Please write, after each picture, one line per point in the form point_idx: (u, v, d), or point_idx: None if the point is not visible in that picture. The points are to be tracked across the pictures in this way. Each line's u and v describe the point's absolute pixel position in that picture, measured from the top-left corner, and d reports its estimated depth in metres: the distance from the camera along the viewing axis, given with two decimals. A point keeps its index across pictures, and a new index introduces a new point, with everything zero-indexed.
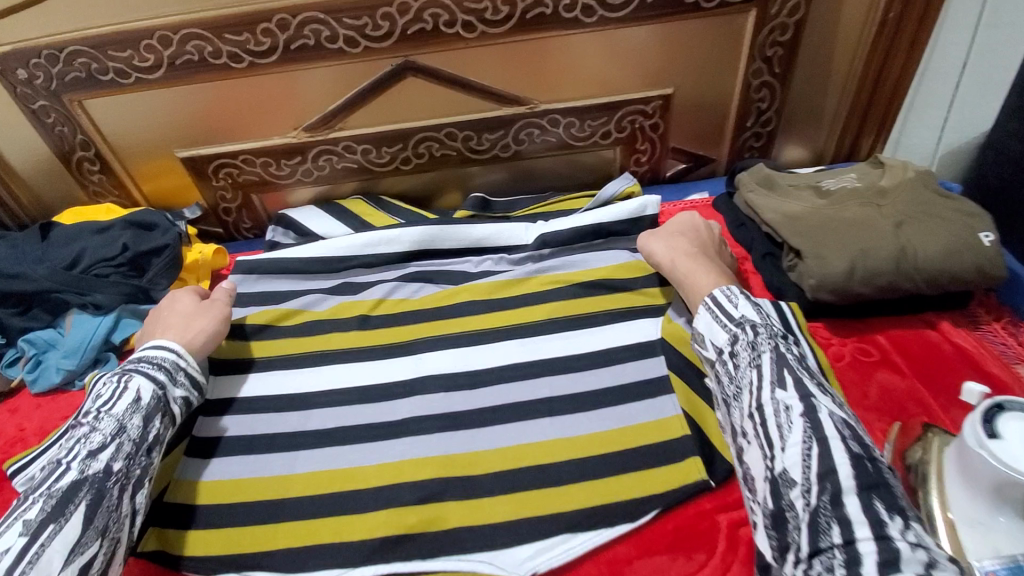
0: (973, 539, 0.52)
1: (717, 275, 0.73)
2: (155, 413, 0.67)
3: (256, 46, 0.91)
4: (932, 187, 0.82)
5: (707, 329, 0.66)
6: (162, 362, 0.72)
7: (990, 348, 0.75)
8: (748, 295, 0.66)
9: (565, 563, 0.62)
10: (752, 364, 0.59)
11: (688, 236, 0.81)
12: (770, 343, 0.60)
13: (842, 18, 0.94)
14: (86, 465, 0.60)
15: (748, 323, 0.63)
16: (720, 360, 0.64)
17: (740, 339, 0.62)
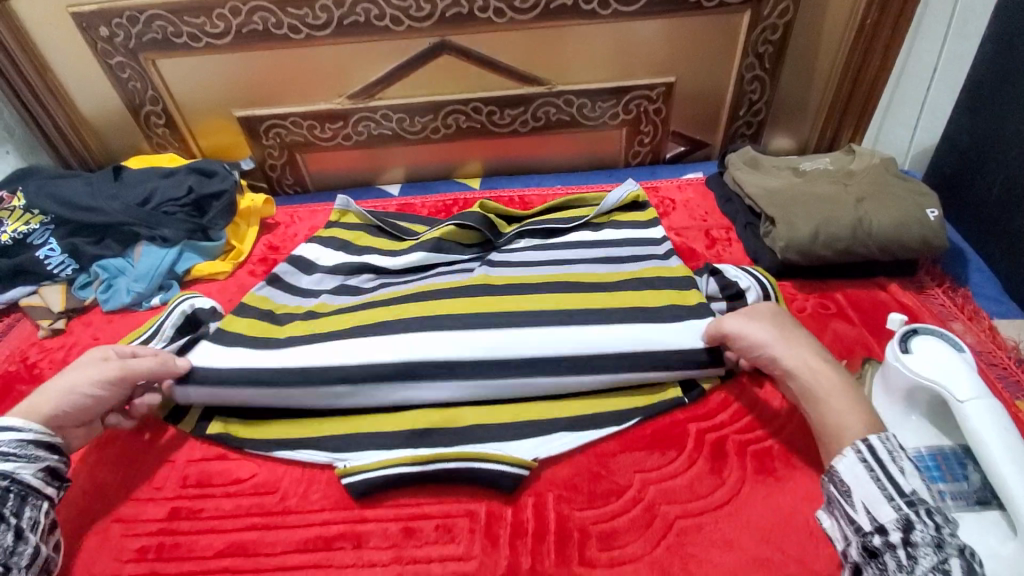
0: (889, 436, 0.66)
1: (861, 414, 0.61)
2: (2, 503, 0.60)
3: (314, 20, 1.04)
4: (893, 172, 0.95)
5: (860, 485, 0.55)
6: (1, 447, 0.62)
7: (930, 307, 0.88)
8: (914, 460, 0.55)
9: (563, 452, 0.75)
10: (935, 565, 0.49)
11: (789, 331, 0.70)
12: (957, 546, 0.50)
13: (827, 22, 1.07)
14: None
15: (920, 502, 0.52)
16: (885, 544, 0.52)
17: (918, 527, 0.51)
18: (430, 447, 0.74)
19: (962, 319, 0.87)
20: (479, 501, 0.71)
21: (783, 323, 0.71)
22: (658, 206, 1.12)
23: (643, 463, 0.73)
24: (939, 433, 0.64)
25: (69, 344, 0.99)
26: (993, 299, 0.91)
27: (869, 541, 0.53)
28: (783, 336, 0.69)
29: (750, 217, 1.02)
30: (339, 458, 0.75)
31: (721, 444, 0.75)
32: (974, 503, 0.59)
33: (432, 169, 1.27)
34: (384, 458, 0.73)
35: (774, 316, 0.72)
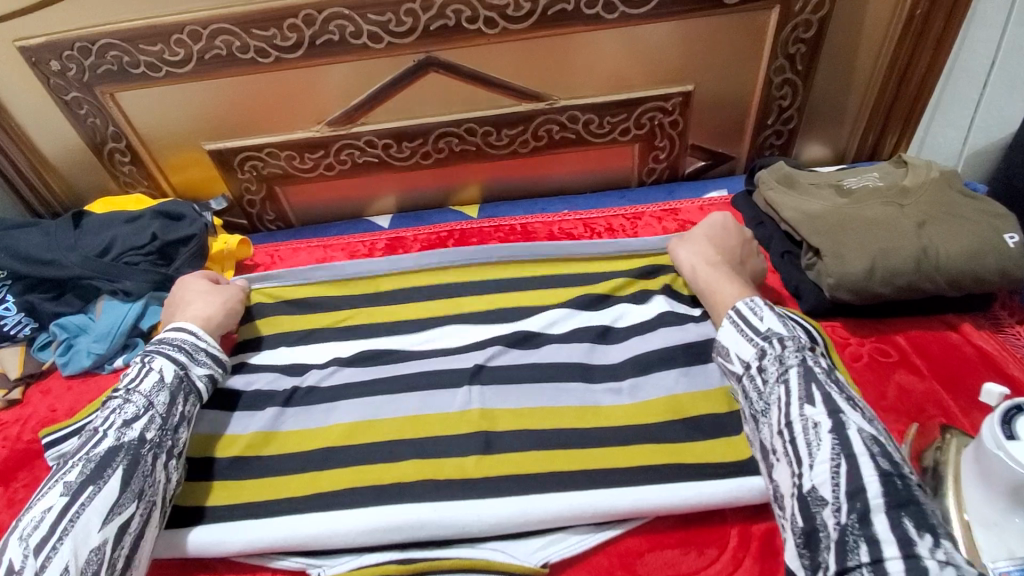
0: (986, 540, 0.53)
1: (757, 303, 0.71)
2: (179, 392, 0.67)
3: (283, 42, 0.93)
4: (956, 188, 0.81)
5: (732, 341, 0.64)
6: (182, 343, 0.72)
7: (1012, 351, 0.74)
8: (774, 309, 0.64)
9: (578, 554, 0.62)
10: (779, 378, 0.58)
11: (725, 243, 0.80)
12: (798, 356, 0.59)
13: (866, 18, 0.93)
14: (122, 432, 0.61)
15: (775, 335, 0.61)
16: (747, 374, 0.61)
17: (768, 352, 0.60)
18: (420, 551, 0.62)
19: None
20: None
21: (729, 234, 0.81)
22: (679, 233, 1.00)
23: (678, 565, 0.60)
24: None
25: (24, 417, 0.88)
26: None
27: (744, 372, 0.62)
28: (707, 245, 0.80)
29: (787, 245, 0.88)
30: (313, 564, 0.63)
31: (773, 541, 0.61)
32: None
33: (425, 195, 1.15)
34: (364, 564, 0.61)
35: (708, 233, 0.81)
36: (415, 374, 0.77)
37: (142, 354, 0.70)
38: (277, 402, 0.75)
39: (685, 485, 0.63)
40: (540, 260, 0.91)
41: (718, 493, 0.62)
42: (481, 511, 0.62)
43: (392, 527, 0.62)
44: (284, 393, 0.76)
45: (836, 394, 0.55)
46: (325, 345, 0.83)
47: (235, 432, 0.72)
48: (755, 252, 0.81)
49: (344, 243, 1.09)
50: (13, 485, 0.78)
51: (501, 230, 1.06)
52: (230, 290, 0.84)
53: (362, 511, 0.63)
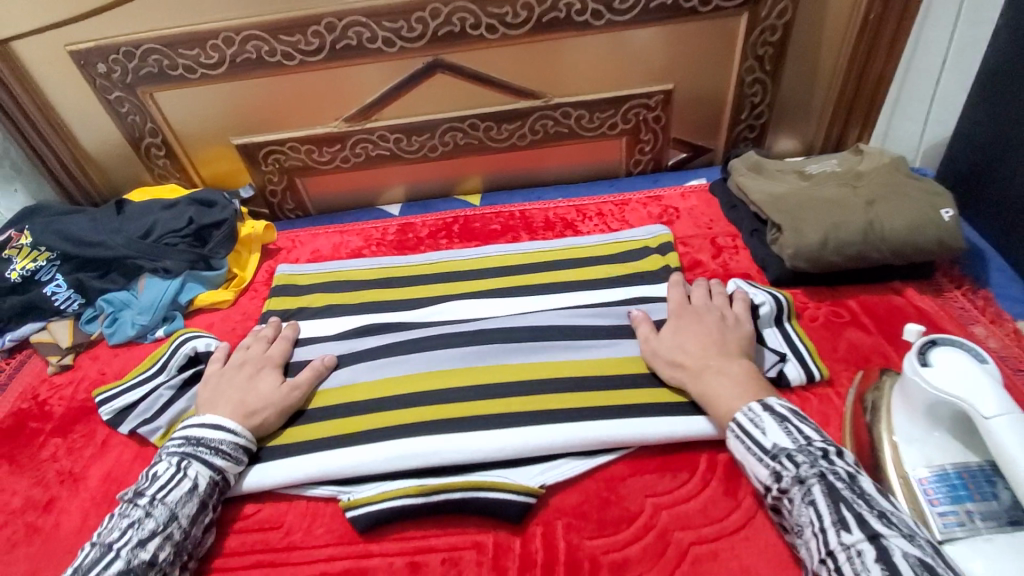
0: (910, 452, 0.63)
1: (744, 385, 0.68)
2: (204, 503, 0.67)
3: (307, 46, 1.04)
4: (903, 171, 0.92)
5: (745, 459, 0.63)
6: (220, 444, 0.70)
7: (949, 312, 0.85)
8: (776, 416, 0.62)
9: (569, 479, 0.72)
10: (805, 500, 0.56)
11: (695, 331, 0.76)
12: (816, 473, 0.57)
13: (826, 22, 1.05)
14: (134, 553, 0.59)
15: (784, 451, 0.60)
16: (773, 498, 0.59)
17: (784, 473, 0.58)
18: (434, 477, 0.72)
19: (984, 322, 0.83)
20: (486, 531, 0.69)
21: (695, 323, 0.77)
22: (661, 216, 1.11)
23: (655, 486, 0.71)
24: (965, 449, 0.61)
25: (75, 380, 0.98)
26: (1017, 300, 0.86)
27: (770, 496, 0.60)
28: (710, 347, 0.73)
29: (755, 224, 1.00)
30: (343, 490, 0.73)
31: (736, 465, 0.71)
32: (1006, 523, 0.56)
33: (432, 185, 1.26)
34: (387, 489, 0.71)
35: (677, 330, 0.77)
36: (426, 335, 0.88)
37: (171, 455, 0.68)
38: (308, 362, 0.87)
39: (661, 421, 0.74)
40: (531, 250, 1.04)
41: (689, 427, 0.73)
42: (486, 443, 0.72)
43: (411, 457, 0.72)
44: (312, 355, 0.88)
45: (866, 512, 0.53)
46: (343, 318, 0.96)
47: None
48: (727, 311, 0.79)
49: (359, 229, 1.20)
50: (72, 436, 0.88)
51: (501, 216, 1.17)
52: (298, 391, 0.79)
53: (385, 446, 0.73)
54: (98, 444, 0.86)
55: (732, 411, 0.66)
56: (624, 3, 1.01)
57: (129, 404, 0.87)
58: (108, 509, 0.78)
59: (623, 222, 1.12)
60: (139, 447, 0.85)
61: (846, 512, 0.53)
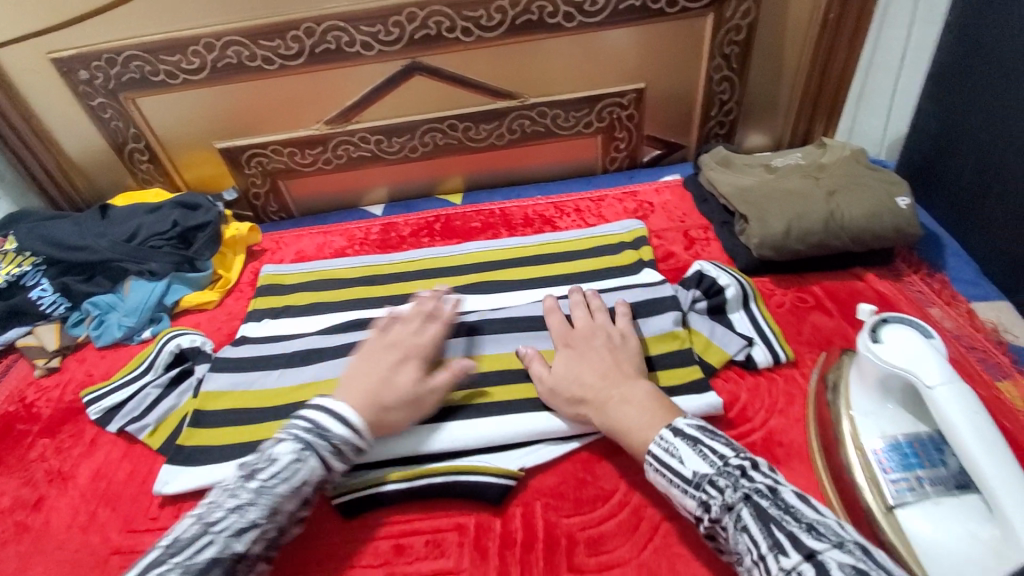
0: (865, 424, 0.67)
1: (646, 408, 0.65)
2: (306, 497, 0.62)
3: (286, 51, 1.07)
4: (863, 163, 0.97)
5: (667, 489, 0.59)
6: (337, 439, 0.64)
7: (908, 295, 0.89)
8: (687, 440, 0.59)
9: (548, 462, 0.75)
10: (737, 527, 0.52)
11: (592, 358, 0.73)
12: (740, 493, 0.53)
13: (789, 22, 1.10)
14: (229, 544, 0.55)
15: (704, 476, 0.56)
16: (709, 529, 0.55)
17: (711, 502, 0.54)
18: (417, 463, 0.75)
19: (940, 304, 0.88)
20: (468, 514, 0.71)
21: (583, 356, 0.74)
22: (636, 211, 1.14)
23: (629, 466, 0.73)
24: (915, 420, 0.65)
25: (63, 382, 0.99)
26: (971, 283, 0.90)
27: (703, 526, 0.56)
28: (612, 372, 0.71)
29: (724, 216, 1.04)
30: None
31: None
32: (953, 487, 0.59)
33: (413, 186, 1.29)
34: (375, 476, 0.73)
35: (574, 361, 0.73)
36: None
37: (294, 440, 0.63)
38: (294, 359, 0.90)
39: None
40: (509, 247, 1.08)
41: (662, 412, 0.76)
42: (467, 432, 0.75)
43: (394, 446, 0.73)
44: (294, 353, 0.92)
45: (796, 528, 0.49)
46: (327, 315, 1.00)
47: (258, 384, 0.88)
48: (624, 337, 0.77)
49: (342, 229, 1.22)
50: (60, 436, 0.90)
51: (482, 214, 1.20)
52: (433, 394, 0.73)
53: None
54: (87, 443, 0.88)
55: (645, 442, 0.63)
56: (594, 6, 1.05)
57: (118, 403, 0.89)
58: (97, 506, 0.80)
59: (600, 217, 1.15)
60: (127, 444, 0.87)
61: (778, 531, 0.49)
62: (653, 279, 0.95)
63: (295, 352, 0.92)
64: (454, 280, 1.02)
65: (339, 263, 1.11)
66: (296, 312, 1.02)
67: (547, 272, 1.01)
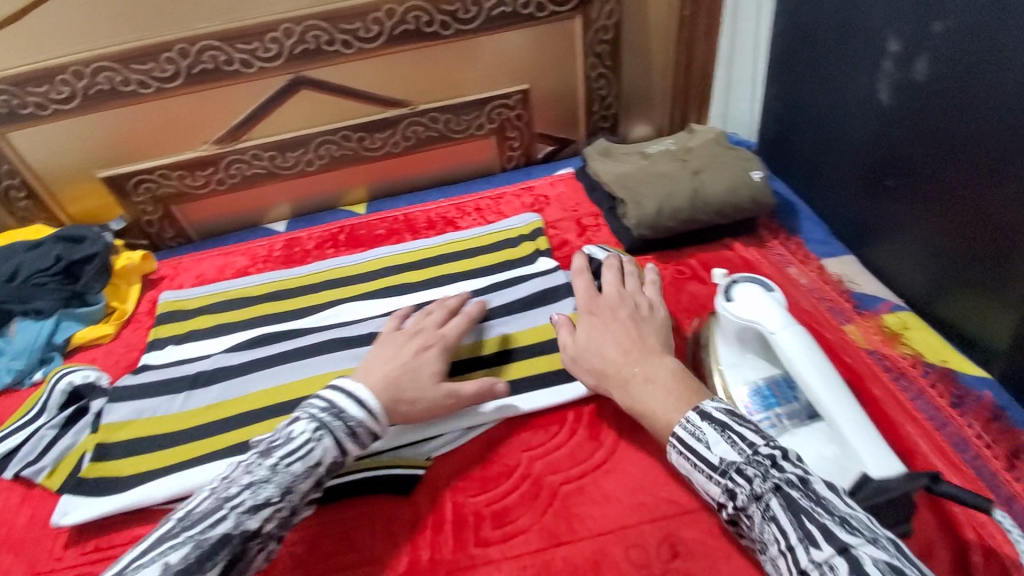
0: (732, 375, 0.74)
1: (675, 395, 0.65)
2: (315, 482, 0.63)
3: (162, 73, 1.05)
4: (724, 144, 1.07)
5: (690, 473, 0.60)
6: (351, 422, 0.65)
7: (770, 259, 0.99)
8: (714, 425, 0.59)
9: (454, 449, 0.78)
10: (765, 517, 0.53)
11: (613, 332, 0.74)
12: (770, 486, 0.53)
13: (650, 20, 1.19)
14: (242, 519, 0.57)
15: (732, 465, 0.56)
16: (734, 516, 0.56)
17: (739, 491, 0.55)
18: None
19: (796, 263, 0.98)
20: (376, 506, 0.73)
21: (608, 331, 0.75)
22: (533, 205, 1.20)
23: (530, 442, 0.78)
24: (771, 364, 0.73)
25: None
26: (822, 242, 1.01)
27: (727, 512, 0.57)
28: (633, 347, 0.71)
29: (609, 202, 1.11)
30: None
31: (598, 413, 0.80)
32: (807, 417, 0.68)
33: (315, 199, 1.28)
34: None
35: (596, 331, 0.75)
36: (315, 342, 0.92)
37: (310, 419, 0.65)
38: (198, 383, 0.90)
39: (534, 388, 0.83)
40: (411, 250, 1.10)
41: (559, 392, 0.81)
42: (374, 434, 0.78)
43: None
44: (196, 376, 0.91)
45: (829, 521, 0.49)
46: (231, 335, 0.99)
47: (161, 412, 0.87)
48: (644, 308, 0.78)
49: (244, 249, 1.20)
50: None
51: (385, 221, 1.22)
52: (450, 335, 0.80)
53: None
54: None
55: (671, 424, 0.62)
56: (467, 13, 1.10)
57: (12, 450, 0.84)
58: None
59: (499, 214, 1.20)
60: (26, 488, 0.84)
61: (811, 525, 0.50)
62: (547, 266, 1.01)
63: (198, 375, 0.91)
64: (359, 288, 1.04)
65: (240, 283, 1.09)
66: (197, 334, 1.00)
67: (449, 270, 1.05)
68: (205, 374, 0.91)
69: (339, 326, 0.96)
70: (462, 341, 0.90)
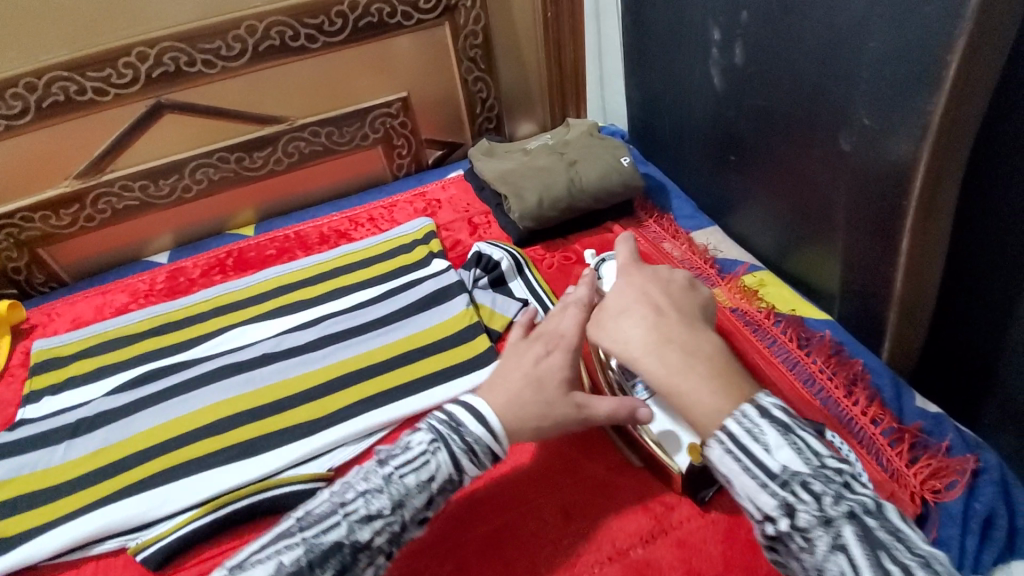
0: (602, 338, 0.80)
1: (723, 379, 0.55)
2: (441, 495, 0.59)
3: (8, 110, 0.99)
4: (596, 135, 1.14)
5: (734, 477, 0.50)
6: (468, 437, 0.60)
7: (645, 237, 1.07)
8: (780, 428, 0.50)
9: (356, 456, 0.79)
10: (831, 544, 0.45)
11: (642, 308, 0.62)
12: (842, 509, 0.46)
13: (517, 23, 1.25)
14: (354, 529, 0.55)
15: (793, 476, 0.48)
16: (780, 534, 0.48)
17: (800, 507, 0.47)
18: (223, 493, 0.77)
19: (669, 239, 1.06)
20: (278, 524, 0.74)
21: (643, 302, 0.63)
22: (426, 209, 1.22)
23: None
24: None
25: None
26: (689, 217, 1.11)
27: (769, 528, 0.48)
28: (672, 324, 0.60)
29: (497, 199, 1.16)
30: (131, 537, 0.74)
31: None
32: None
33: (201, 226, 1.24)
34: (179, 519, 0.74)
35: (626, 307, 0.63)
36: (207, 372, 0.90)
37: (429, 429, 0.62)
38: (81, 431, 0.85)
39: (435, 386, 0.85)
40: (303, 266, 1.09)
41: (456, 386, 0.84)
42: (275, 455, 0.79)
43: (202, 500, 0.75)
44: (79, 424, 0.86)
45: (906, 558, 0.43)
46: (115, 377, 0.94)
47: (41, 467, 0.82)
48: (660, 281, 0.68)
49: (125, 285, 1.14)
50: None
51: (277, 240, 1.20)
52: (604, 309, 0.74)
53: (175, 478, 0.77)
54: None
55: (721, 413, 0.53)
56: (333, 26, 1.11)
57: None
58: None
59: (393, 222, 1.21)
60: None
61: (885, 559, 0.43)
62: (440, 266, 1.04)
63: (81, 423, 0.86)
64: (252, 311, 1.01)
65: (122, 320, 1.03)
66: (76, 380, 0.94)
67: (344, 282, 1.05)
68: (86, 423, 0.86)
69: (232, 352, 0.94)
70: (360, 351, 0.91)
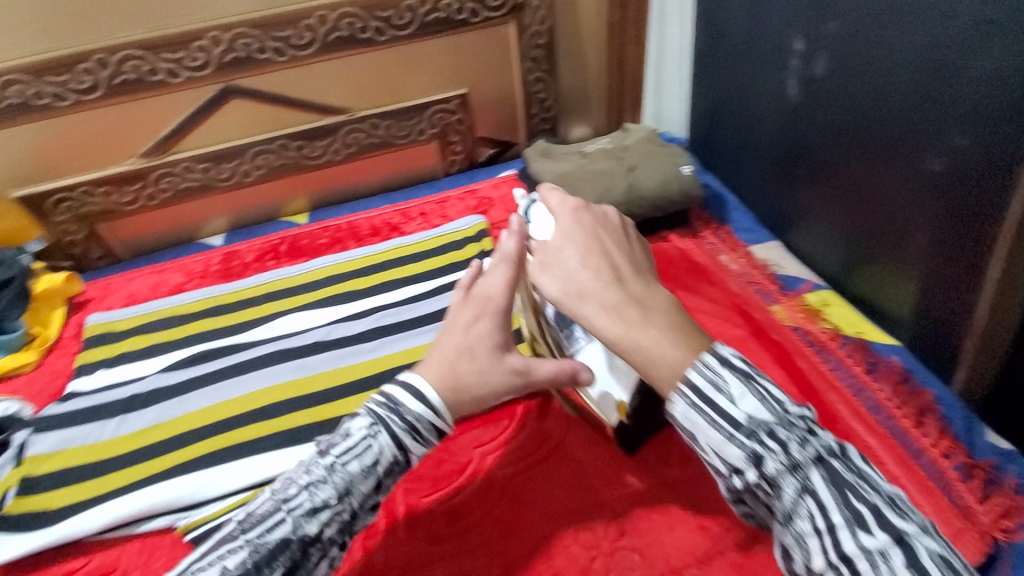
0: None
1: (680, 335, 0.52)
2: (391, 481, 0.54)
3: (79, 85, 1.01)
4: (656, 142, 1.12)
5: (697, 429, 0.48)
6: (411, 417, 0.54)
7: (702, 248, 1.04)
8: (742, 372, 0.47)
9: None
10: (800, 492, 0.44)
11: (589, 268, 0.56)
12: (809, 455, 0.45)
13: (581, 26, 1.23)
14: (299, 525, 0.50)
15: (760, 425, 0.46)
16: (749, 486, 0.46)
17: (770, 458, 0.45)
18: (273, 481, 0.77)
19: (727, 251, 1.04)
20: None
21: (587, 252, 0.57)
22: (477, 207, 1.22)
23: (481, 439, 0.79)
24: None
25: None
26: (749, 230, 1.08)
27: (740, 482, 0.47)
28: (617, 285, 0.55)
29: None
30: (179, 516, 0.75)
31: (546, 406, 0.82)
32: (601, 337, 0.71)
33: (254, 211, 1.25)
34: (227, 502, 0.74)
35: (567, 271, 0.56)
36: (259, 356, 0.90)
37: (365, 412, 0.55)
38: (135, 406, 0.86)
39: None
40: (354, 258, 1.09)
41: None
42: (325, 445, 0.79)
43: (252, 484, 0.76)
44: (134, 399, 0.87)
45: (873, 498, 0.43)
46: (168, 355, 0.95)
47: (95, 439, 0.83)
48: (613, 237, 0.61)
49: (178, 265, 1.16)
50: None
51: (328, 229, 1.20)
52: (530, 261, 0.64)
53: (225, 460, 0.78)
54: None
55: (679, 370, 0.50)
56: (402, 19, 1.11)
57: None
58: None
59: (444, 218, 1.21)
60: None
61: (858, 504, 0.42)
62: None
63: (135, 398, 0.87)
64: (304, 298, 1.02)
65: (175, 300, 1.05)
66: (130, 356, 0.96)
67: (395, 275, 1.05)
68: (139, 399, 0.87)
69: (284, 338, 0.94)
70: (411, 345, 0.90)
